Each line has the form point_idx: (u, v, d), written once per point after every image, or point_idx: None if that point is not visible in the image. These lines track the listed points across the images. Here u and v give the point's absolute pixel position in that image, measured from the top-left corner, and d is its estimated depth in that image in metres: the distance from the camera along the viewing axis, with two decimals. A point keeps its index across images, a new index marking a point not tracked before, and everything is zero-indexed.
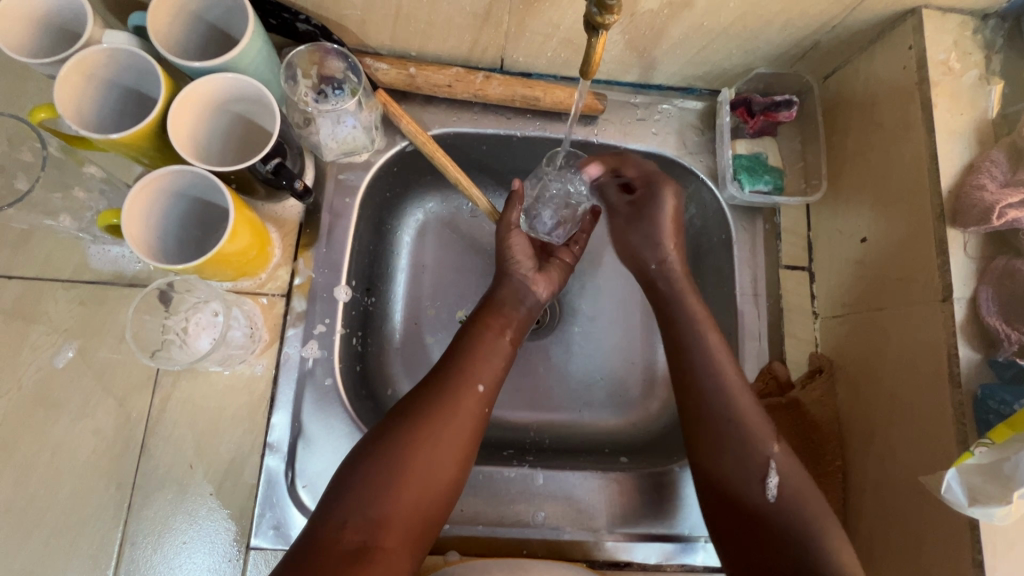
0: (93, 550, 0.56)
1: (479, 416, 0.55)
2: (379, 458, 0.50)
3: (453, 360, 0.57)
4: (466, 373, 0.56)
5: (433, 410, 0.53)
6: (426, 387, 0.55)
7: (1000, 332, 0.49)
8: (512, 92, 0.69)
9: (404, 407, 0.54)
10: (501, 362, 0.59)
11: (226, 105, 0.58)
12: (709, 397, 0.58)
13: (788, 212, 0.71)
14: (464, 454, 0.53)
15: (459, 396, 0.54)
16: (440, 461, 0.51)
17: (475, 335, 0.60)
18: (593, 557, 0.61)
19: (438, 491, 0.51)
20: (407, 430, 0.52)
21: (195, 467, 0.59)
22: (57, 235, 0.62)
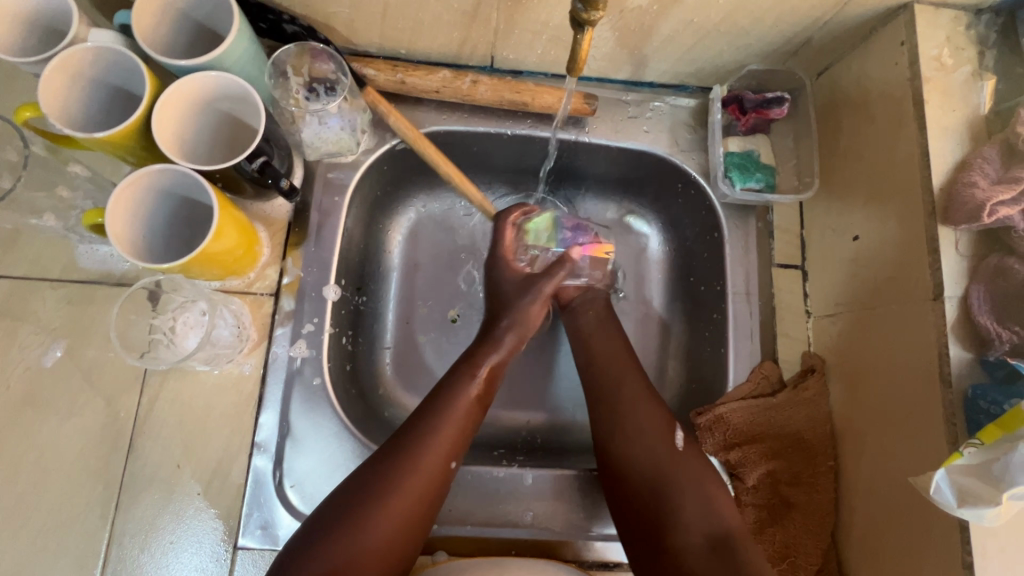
0: (80, 550, 0.56)
1: (442, 485, 0.55)
2: (335, 534, 0.49)
3: (420, 429, 0.56)
4: (433, 447, 0.55)
5: (394, 484, 0.52)
6: (389, 456, 0.54)
7: (991, 332, 0.48)
8: (499, 98, 0.68)
9: (364, 476, 0.53)
10: (469, 429, 0.58)
11: (212, 104, 0.58)
12: (626, 379, 0.63)
13: (781, 210, 0.70)
14: (422, 522, 0.53)
15: (424, 469, 0.54)
16: (400, 532, 0.51)
17: (445, 402, 0.58)
18: (582, 557, 0.61)
19: (387, 560, 0.51)
20: (366, 506, 0.51)
21: (182, 467, 0.59)
22: (45, 234, 0.62)
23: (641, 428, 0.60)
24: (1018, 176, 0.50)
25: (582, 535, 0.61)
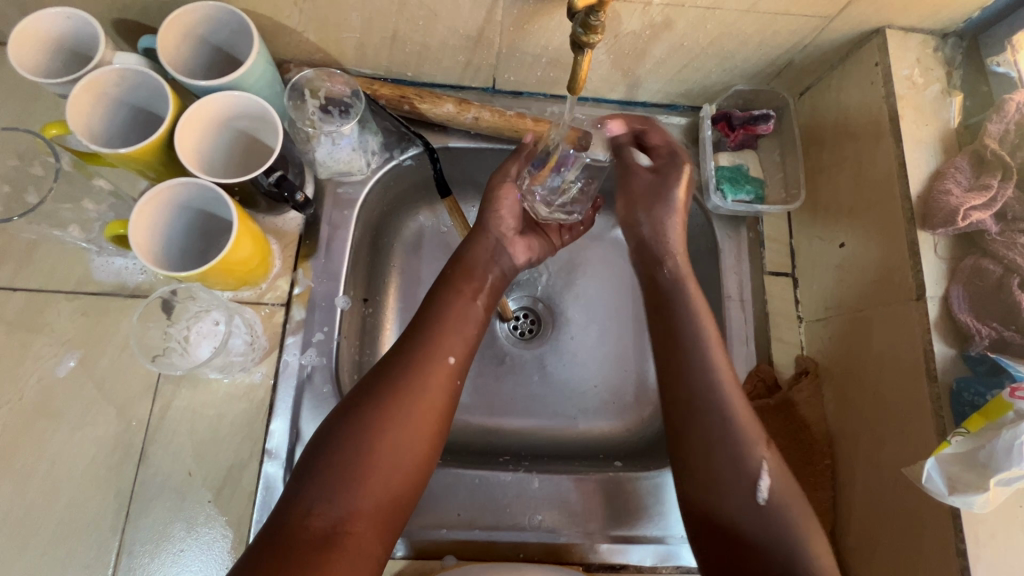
0: (89, 559, 0.56)
1: (450, 388, 0.53)
2: (344, 438, 0.48)
3: (422, 331, 0.55)
4: (436, 346, 0.54)
5: (401, 383, 0.51)
6: (390, 362, 0.53)
7: (971, 328, 0.51)
8: (499, 124, 0.71)
9: (374, 383, 0.52)
10: (472, 334, 0.58)
11: (230, 122, 0.61)
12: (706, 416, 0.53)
13: (770, 221, 0.74)
14: (433, 430, 0.51)
15: (426, 369, 0.53)
16: (410, 437, 0.50)
17: (444, 303, 0.58)
18: (588, 560, 0.62)
19: (407, 467, 0.49)
20: (376, 406, 0.50)
21: (193, 474, 0.60)
22: (64, 247, 0.64)
23: (729, 471, 0.51)
24: (988, 183, 0.53)
25: (585, 542, 0.62)
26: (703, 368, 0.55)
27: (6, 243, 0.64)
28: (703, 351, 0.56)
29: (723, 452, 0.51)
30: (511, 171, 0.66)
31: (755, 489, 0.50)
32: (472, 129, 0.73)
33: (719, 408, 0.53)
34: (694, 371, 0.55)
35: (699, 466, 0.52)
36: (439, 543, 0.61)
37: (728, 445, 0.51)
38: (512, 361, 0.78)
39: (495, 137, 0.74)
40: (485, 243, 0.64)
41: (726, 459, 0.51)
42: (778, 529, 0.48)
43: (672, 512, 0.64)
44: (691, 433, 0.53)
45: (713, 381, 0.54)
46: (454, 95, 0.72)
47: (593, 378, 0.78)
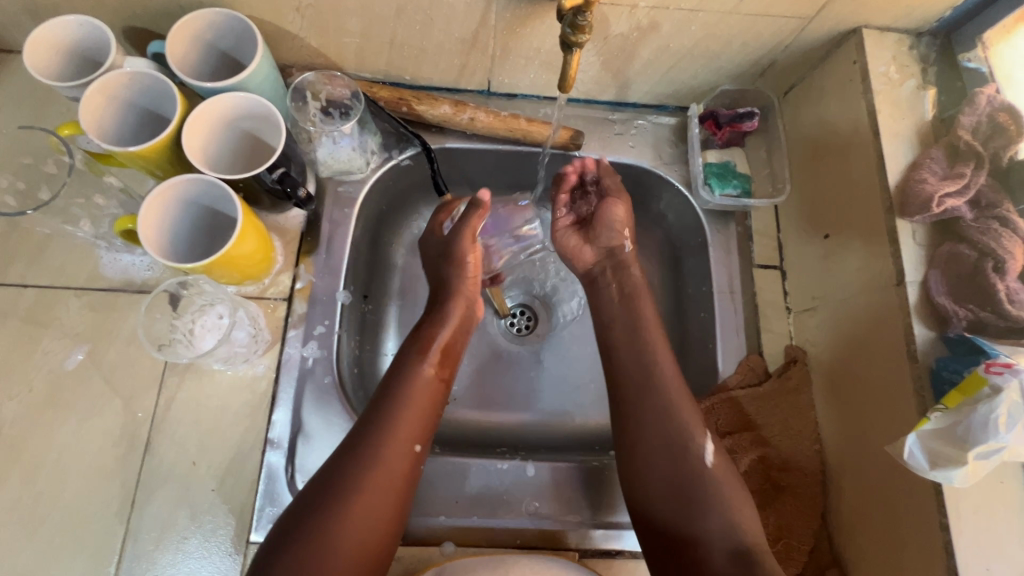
0: (95, 547, 0.58)
1: (412, 470, 0.58)
2: (309, 524, 0.52)
3: (384, 414, 0.59)
4: (399, 433, 0.58)
5: (366, 469, 0.55)
6: (352, 447, 0.56)
7: (949, 310, 0.53)
8: (494, 124, 0.74)
9: (337, 468, 0.55)
10: (433, 411, 0.62)
11: (235, 122, 0.63)
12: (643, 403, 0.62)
13: (758, 215, 0.76)
14: (393, 516, 0.55)
15: (390, 456, 0.56)
16: (373, 520, 0.54)
17: (407, 385, 0.61)
18: (584, 547, 0.63)
19: (371, 547, 0.53)
20: (340, 494, 0.54)
21: (197, 464, 0.61)
22: (74, 244, 0.66)
23: (669, 440, 0.59)
24: (962, 171, 0.55)
25: (579, 528, 0.64)
26: (649, 355, 0.64)
27: (19, 241, 0.66)
28: (646, 345, 0.65)
29: (665, 429, 0.60)
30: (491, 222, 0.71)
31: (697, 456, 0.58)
32: (468, 130, 0.75)
33: (661, 393, 0.62)
34: (642, 361, 0.64)
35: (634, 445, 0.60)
36: (437, 530, 0.62)
37: (671, 419, 0.60)
38: (510, 355, 0.80)
39: (490, 137, 0.77)
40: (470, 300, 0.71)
41: (659, 436, 0.60)
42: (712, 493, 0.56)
43: None
44: (641, 414, 0.61)
45: (656, 367, 0.63)
46: (450, 97, 0.75)
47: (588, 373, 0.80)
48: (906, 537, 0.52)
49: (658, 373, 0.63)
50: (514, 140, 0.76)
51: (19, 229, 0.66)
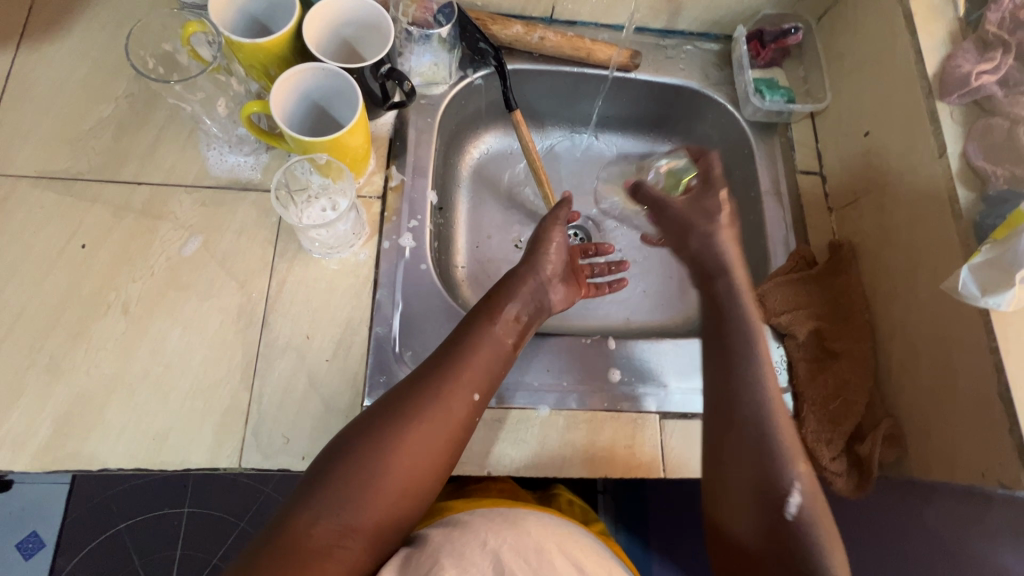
0: (223, 409, 0.62)
1: (470, 418, 0.59)
2: (358, 452, 0.53)
3: (450, 360, 0.60)
4: (463, 380, 0.59)
5: (424, 408, 0.56)
6: (415, 384, 0.58)
7: (988, 170, 0.61)
8: (563, 42, 0.81)
9: (398, 401, 0.56)
10: (497, 367, 0.63)
11: (339, 29, 0.69)
12: (744, 419, 0.59)
13: (798, 127, 0.84)
14: (446, 455, 0.56)
15: (452, 404, 0.57)
16: (425, 461, 0.54)
17: (476, 337, 0.63)
18: (664, 409, 0.69)
19: (416, 487, 0.53)
20: (393, 426, 0.54)
21: (311, 338, 0.66)
22: (182, 147, 0.71)
23: (767, 486, 0.56)
24: (992, 56, 0.64)
25: (654, 396, 0.70)
26: (754, 364, 0.63)
27: (133, 143, 0.71)
28: (750, 355, 0.63)
29: (763, 459, 0.57)
30: (559, 218, 0.76)
31: (788, 506, 0.55)
32: (538, 50, 0.82)
33: (761, 402, 0.60)
34: (757, 383, 0.61)
35: (721, 472, 0.58)
36: (534, 396, 0.68)
37: (770, 459, 0.57)
38: None
39: (557, 58, 0.83)
40: (530, 285, 0.70)
41: (769, 466, 0.57)
42: (805, 543, 0.53)
43: None
44: (732, 447, 0.59)
45: (767, 404, 0.60)
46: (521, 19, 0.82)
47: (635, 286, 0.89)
48: (958, 373, 0.60)
49: (769, 411, 0.60)
50: (580, 60, 0.83)
51: (134, 134, 0.71)
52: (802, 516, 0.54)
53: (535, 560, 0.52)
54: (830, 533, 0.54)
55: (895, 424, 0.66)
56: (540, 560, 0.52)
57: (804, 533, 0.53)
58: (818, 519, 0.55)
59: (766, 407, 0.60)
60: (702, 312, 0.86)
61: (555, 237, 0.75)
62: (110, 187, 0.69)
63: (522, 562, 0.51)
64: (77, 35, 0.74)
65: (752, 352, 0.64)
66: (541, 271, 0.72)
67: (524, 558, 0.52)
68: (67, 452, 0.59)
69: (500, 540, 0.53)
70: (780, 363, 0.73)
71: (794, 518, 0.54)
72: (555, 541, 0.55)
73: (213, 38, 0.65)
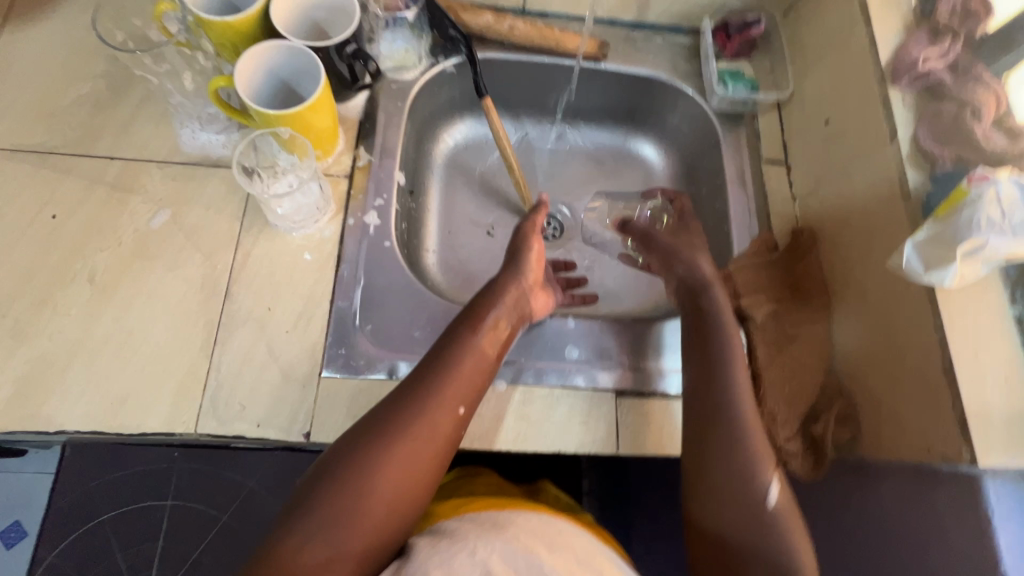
0: (183, 375, 0.63)
1: (455, 432, 0.58)
2: (342, 474, 0.52)
3: (433, 375, 0.59)
4: (448, 396, 0.58)
5: (406, 425, 0.55)
6: (398, 401, 0.57)
7: (936, 152, 0.62)
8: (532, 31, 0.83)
9: (380, 420, 0.55)
10: (483, 379, 0.61)
11: (308, 12, 0.72)
12: (720, 421, 0.60)
13: (764, 118, 0.86)
14: (431, 471, 0.55)
15: (435, 420, 0.56)
16: (410, 478, 0.54)
17: (461, 350, 0.61)
18: (622, 388, 0.69)
19: (402, 506, 0.53)
20: (373, 446, 0.54)
21: (273, 309, 0.67)
22: (156, 124, 0.74)
23: (737, 486, 0.56)
24: (942, 42, 0.66)
25: (614, 375, 0.70)
26: (730, 373, 0.63)
27: (109, 119, 0.73)
28: (731, 364, 0.63)
29: (736, 458, 0.57)
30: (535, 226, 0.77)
31: (767, 497, 0.56)
32: (508, 39, 0.84)
33: (733, 406, 0.60)
34: (730, 385, 0.62)
35: (700, 477, 0.58)
36: None
37: (741, 452, 0.58)
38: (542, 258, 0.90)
39: (527, 47, 0.85)
40: (513, 294, 0.69)
41: (745, 466, 0.57)
42: (779, 537, 0.54)
43: None
44: (710, 445, 0.59)
45: (737, 398, 0.61)
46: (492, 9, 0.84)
47: (602, 277, 0.89)
48: (908, 351, 0.60)
49: (739, 406, 0.60)
50: (550, 49, 0.85)
51: (110, 111, 0.74)
52: (780, 507, 0.56)
53: (524, 565, 0.49)
54: (800, 527, 0.55)
55: (848, 405, 0.68)
56: (530, 568, 0.49)
57: (779, 526, 0.55)
58: (790, 519, 0.56)
59: (738, 407, 0.60)
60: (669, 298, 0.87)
61: (533, 244, 0.75)
62: (85, 160, 0.71)
63: (511, 568, 0.48)
64: (61, 17, 0.77)
65: (731, 358, 0.64)
66: (521, 282, 0.71)
67: (513, 564, 0.49)
68: (26, 411, 0.60)
69: (488, 549, 0.50)
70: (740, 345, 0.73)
71: (774, 508, 0.56)
72: (544, 542, 0.53)
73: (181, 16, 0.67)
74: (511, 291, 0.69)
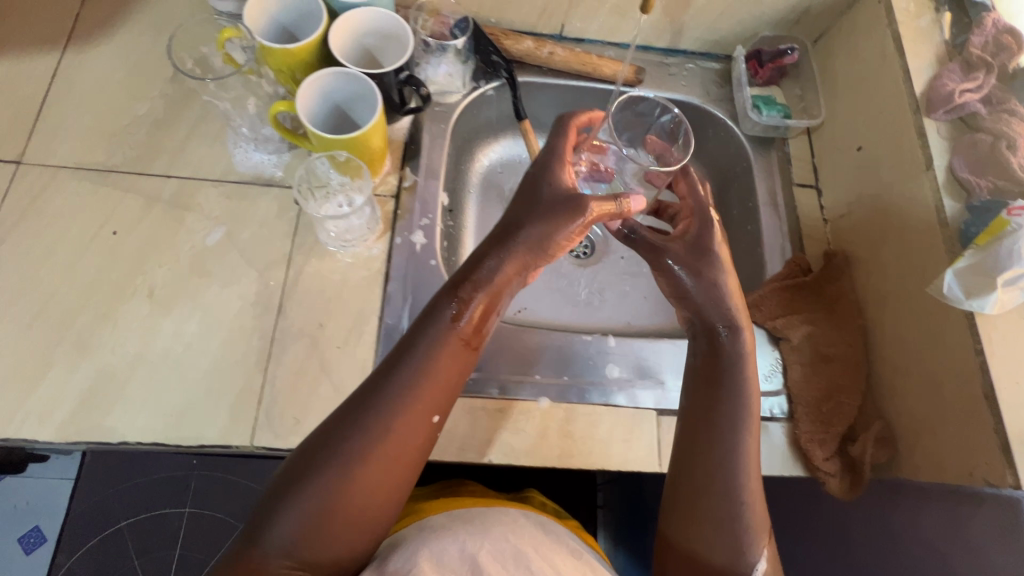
0: (239, 390, 0.65)
1: (430, 438, 0.56)
2: (309, 486, 0.51)
3: (405, 382, 0.55)
4: (422, 406, 0.55)
5: (376, 439, 0.53)
6: (366, 408, 0.54)
7: (973, 183, 0.65)
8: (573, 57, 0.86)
9: (349, 432, 0.53)
10: (460, 380, 0.58)
11: (360, 39, 0.74)
12: (714, 484, 0.60)
13: (795, 143, 0.88)
14: (405, 478, 0.55)
15: (404, 431, 0.54)
16: (384, 489, 0.53)
17: (434, 352, 0.56)
18: (660, 408, 0.71)
19: (376, 516, 0.53)
20: (342, 460, 0.52)
21: (324, 326, 0.69)
22: (211, 144, 0.76)
23: (723, 544, 0.59)
24: (976, 76, 0.70)
25: (652, 394, 0.72)
26: (734, 439, 0.61)
27: (166, 139, 0.76)
28: (739, 431, 0.61)
29: (724, 523, 0.59)
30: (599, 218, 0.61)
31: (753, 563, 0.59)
32: (547, 64, 0.87)
33: (732, 470, 0.60)
34: (731, 451, 0.60)
35: (682, 524, 0.61)
36: (536, 390, 0.70)
37: (733, 520, 0.59)
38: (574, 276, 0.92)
39: (565, 72, 0.88)
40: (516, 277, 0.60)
41: (729, 530, 0.59)
42: None
43: None
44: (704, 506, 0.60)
45: (737, 466, 0.60)
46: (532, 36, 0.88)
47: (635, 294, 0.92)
48: (947, 377, 0.62)
49: (736, 472, 0.60)
50: (589, 74, 0.87)
51: (166, 132, 0.76)
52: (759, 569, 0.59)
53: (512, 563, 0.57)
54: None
55: (887, 426, 0.69)
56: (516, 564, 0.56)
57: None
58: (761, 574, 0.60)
59: (734, 473, 0.60)
60: None
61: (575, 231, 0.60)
62: (143, 179, 0.74)
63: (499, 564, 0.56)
64: (121, 41, 0.80)
65: (737, 423, 0.61)
66: (530, 263, 0.60)
67: (501, 561, 0.56)
68: (89, 425, 0.62)
69: (478, 545, 0.57)
70: (776, 366, 0.75)
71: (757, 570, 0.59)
72: (530, 543, 0.60)
73: (243, 43, 0.70)
74: (507, 274, 0.59)
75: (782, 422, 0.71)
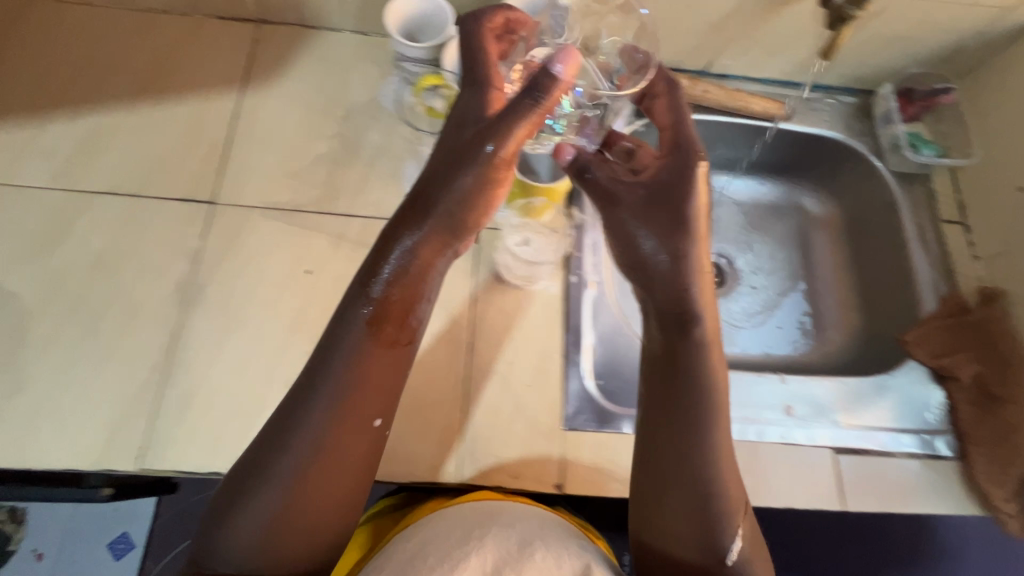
0: (442, 426, 0.68)
1: (370, 447, 0.53)
2: (250, 486, 0.50)
3: (324, 383, 0.51)
4: (366, 409, 0.52)
5: (304, 441, 0.50)
6: (300, 409, 0.51)
7: None
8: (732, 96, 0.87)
9: (292, 432, 0.51)
10: (392, 378, 0.54)
11: None
12: (673, 484, 0.55)
13: (940, 178, 0.90)
14: (349, 484, 0.52)
15: (329, 439, 0.50)
16: (336, 491, 0.51)
17: (353, 352, 0.51)
18: (837, 446, 0.73)
19: (325, 518, 0.51)
20: (268, 462, 0.50)
21: (513, 363, 0.72)
22: (388, 183, 0.79)
23: (699, 541, 0.55)
24: None
25: (826, 431, 0.74)
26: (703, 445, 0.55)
27: (345, 178, 0.78)
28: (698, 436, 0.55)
29: (693, 525, 0.55)
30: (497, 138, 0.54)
31: (727, 554, 0.55)
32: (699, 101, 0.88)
33: (694, 473, 0.55)
34: (687, 450, 0.55)
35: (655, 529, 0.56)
36: None
37: (710, 521, 0.54)
38: None
39: (717, 110, 0.89)
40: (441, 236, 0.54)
41: (689, 531, 0.55)
42: None
43: (901, 407, 0.77)
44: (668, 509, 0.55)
45: (703, 476, 0.55)
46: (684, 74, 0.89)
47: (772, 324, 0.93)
48: None
49: (714, 480, 0.55)
50: (744, 112, 0.89)
51: (345, 171, 0.79)
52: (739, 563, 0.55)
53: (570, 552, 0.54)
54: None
55: None
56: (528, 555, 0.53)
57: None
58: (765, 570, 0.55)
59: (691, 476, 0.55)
60: (841, 349, 0.91)
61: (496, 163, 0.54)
62: (329, 218, 0.76)
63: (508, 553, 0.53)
64: (294, 80, 0.83)
65: (690, 424, 0.56)
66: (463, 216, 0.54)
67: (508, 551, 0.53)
68: None
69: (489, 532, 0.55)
70: (942, 406, 0.76)
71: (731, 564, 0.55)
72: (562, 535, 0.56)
73: (440, 89, 0.79)
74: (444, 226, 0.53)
75: (951, 462, 0.73)
